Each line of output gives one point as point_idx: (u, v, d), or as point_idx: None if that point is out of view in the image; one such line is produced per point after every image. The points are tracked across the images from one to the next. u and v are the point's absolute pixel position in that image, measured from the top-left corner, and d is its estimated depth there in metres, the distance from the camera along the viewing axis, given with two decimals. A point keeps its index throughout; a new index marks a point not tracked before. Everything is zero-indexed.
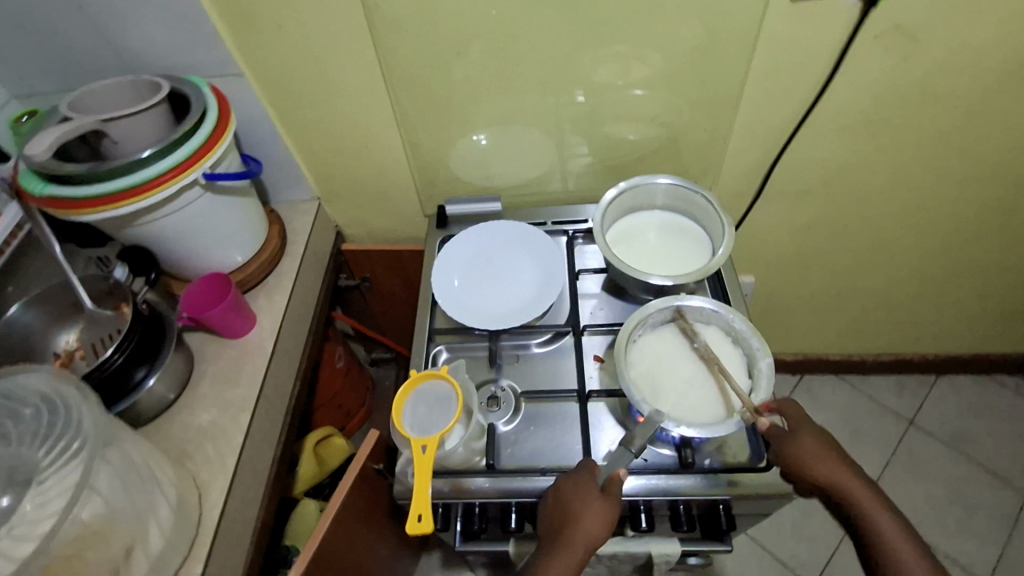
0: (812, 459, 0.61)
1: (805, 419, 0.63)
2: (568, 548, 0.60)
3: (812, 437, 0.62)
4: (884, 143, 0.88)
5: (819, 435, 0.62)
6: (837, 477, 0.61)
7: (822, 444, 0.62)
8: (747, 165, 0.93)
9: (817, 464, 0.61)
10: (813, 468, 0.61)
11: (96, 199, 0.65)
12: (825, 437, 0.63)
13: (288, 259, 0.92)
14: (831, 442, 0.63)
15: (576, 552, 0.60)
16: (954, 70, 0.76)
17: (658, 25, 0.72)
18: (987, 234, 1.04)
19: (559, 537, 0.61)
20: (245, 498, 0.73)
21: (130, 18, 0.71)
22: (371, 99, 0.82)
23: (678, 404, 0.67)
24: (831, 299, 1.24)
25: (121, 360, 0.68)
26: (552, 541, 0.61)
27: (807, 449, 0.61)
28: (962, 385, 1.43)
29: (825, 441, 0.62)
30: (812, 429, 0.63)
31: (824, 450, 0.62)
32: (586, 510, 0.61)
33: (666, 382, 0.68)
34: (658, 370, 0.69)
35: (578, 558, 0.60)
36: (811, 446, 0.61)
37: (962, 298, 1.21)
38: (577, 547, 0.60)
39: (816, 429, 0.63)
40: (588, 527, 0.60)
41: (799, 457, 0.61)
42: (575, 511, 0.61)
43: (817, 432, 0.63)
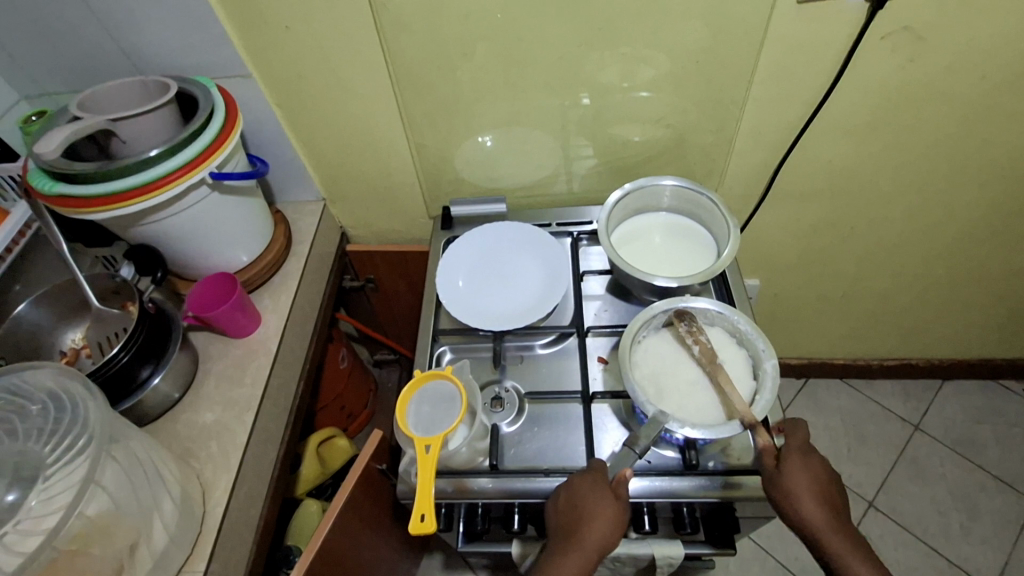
0: (801, 494, 0.60)
1: (801, 454, 0.62)
2: (576, 551, 0.60)
3: (807, 471, 0.61)
4: (892, 142, 0.87)
5: (814, 473, 0.61)
6: (819, 519, 0.59)
7: (815, 481, 0.61)
8: (754, 167, 0.92)
9: (806, 498, 0.59)
10: (800, 502, 0.59)
11: (105, 198, 0.66)
12: (820, 476, 0.61)
13: (292, 258, 0.93)
14: (824, 482, 0.61)
15: (584, 555, 0.60)
16: (963, 72, 0.76)
17: (665, 26, 0.72)
18: (995, 237, 1.04)
19: (567, 540, 0.61)
20: (249, 496, 0.73)
21: (141, 18, 0.72)
22: (380, 102, 0.83)
23: (684, 405, 0.67)
24: (836, 302, 1.23)
25: (126, 358, 0.68)
26: (559, 544, 0.61)
27: (797, 482, 0.60)
28: (967, 390, 1.42)
29: (818, 478, 0.61)
30: (807, 463, 0.62)
31: (814, 487, 0.60)
32: (593, 514, 0.60)
33: (671, 383, 0.68)
34: (664, 371, 0.69)
35: (585, 562, 0.60)
36: (802, 482, 0.60)
37: (967, 304, 1.21)
38: (585, 549, 0.60)
39: (813, 466, 0.62)
40: (596, 530, 0.60)
41: (789, 487, 0.60)
42: (583, 514, 0.61)
43: (813, 467, 0.62)
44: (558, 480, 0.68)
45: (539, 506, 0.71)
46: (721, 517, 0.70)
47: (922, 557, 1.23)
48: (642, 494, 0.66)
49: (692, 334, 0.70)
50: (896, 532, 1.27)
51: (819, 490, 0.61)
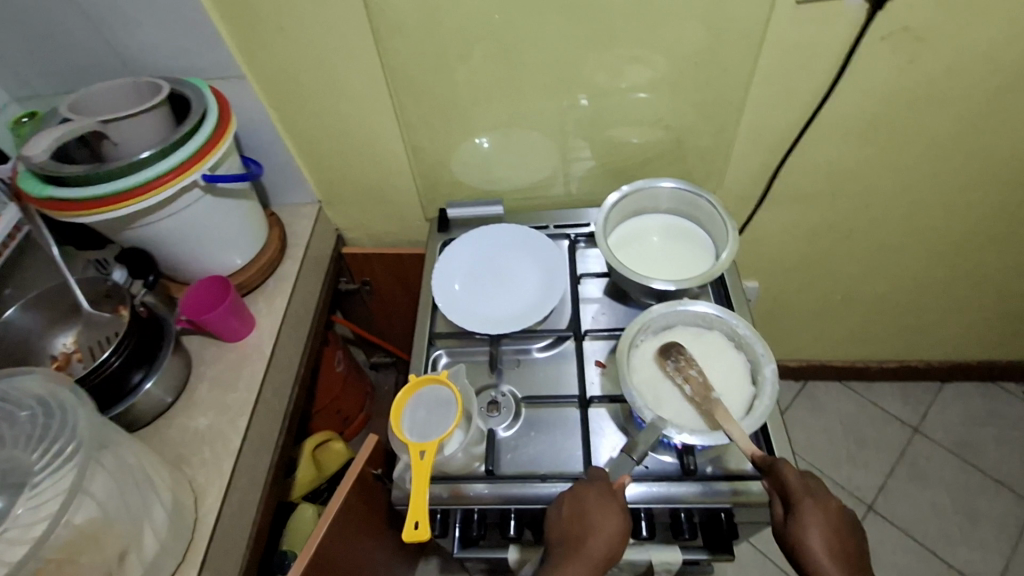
0: (808, 531, 0.56)
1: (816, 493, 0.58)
2: (578, 561, 0.58)
3: (819, 511, 0.57)
4: (892, 144, 0.86)
5: (826, 510, 0.57)
6: (829, 561, 0.55)
7: (828, 523, 0.57)
8: (752, 169, 0.92)
9: (814, 538, 0.56)
10: (805, 538, 0.56)
11: (95, 201, 0.65)
12: (833, 515, 0.57)
13: (287, 261, 0.92)
14: (837, 522, 0.57)
15: (585, 567, 0.58)
16: (963, 73, 0.76)
17: (663, 27, 0.71)
18: (994, 239, 1.03)
19: (570, 550, 0.59)
20: (242, 502, 0.72)
21: (134, 19, 0.71)
22: (376, 104, 0.82)
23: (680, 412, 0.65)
24: (834, 304, 1.22)
25: (118, 362, 0.68)
26: (561, 555, 0.59)
27: (805, 521, 0.56)
28: (966, 392, 1.42)
29: (832, 521, 0.57)
30: (822, 503, 0.58)
31: (825, 526, 0.56)
32: (600, 524, 0.60)
33: (669, 389, 0.67)
34: (663, 377, 0.68)
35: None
36: (810, 518, 0.57)
37: (965, 306, 1.20)
38: (586, 561, 0.58)
39: (825, 503, 0.58)
40: (601, 539, 0.59)
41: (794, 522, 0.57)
42: (589, 524, 0.60)
43: (828, 509, 0.57)
44: (555, 486, 0.68)
45: (537, 512, 0.70)
46: (720, 522, 0.70)
47: (921, 560, 1.23)
48: (639, 500, 0.66)
49: (681, 371, 0.67)
50: (895, 535, 1.26)
51: (830, 528, 0.57)
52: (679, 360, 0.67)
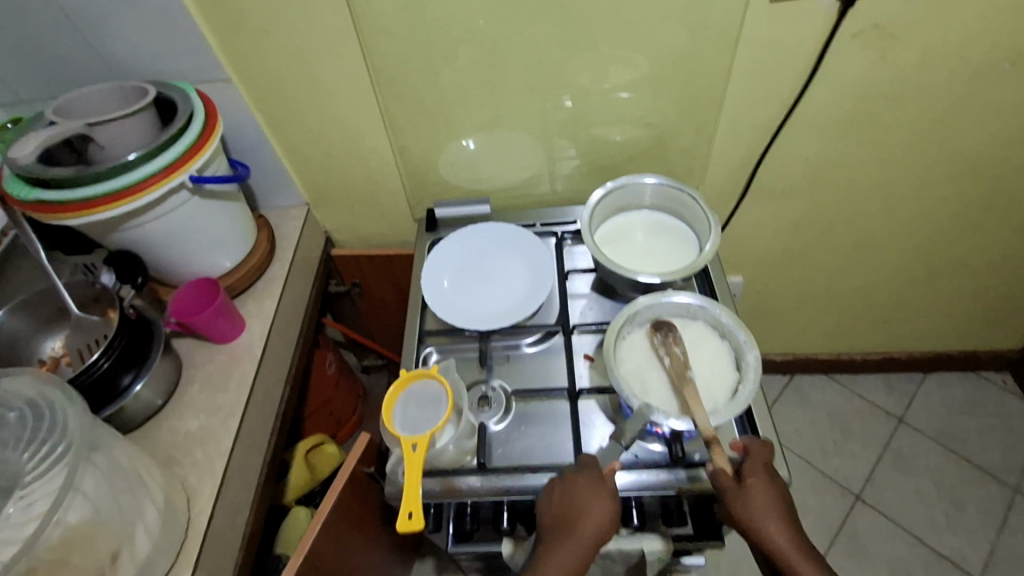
0: (762, 516, 0.58)
1: (764, 472, 0.61)
2: (570, 544, 0.60)
3: (767, 492, 0.59)
4: (867, 138, 0.89)
5: (773, 492, 0.60)
6: (782, 541, 0.58)
7: (776, 501, 0.59)
8: (734, 165, 0.94)
9: (767, 518, 0.58)
10: (759, 523, 0.58)
11: (83, 203, 0.65)
12: (779, 495, 0.60)
13: (276, 263, 0.92)
14: (783, 501, 0.60)
15: (577, 550, 0.60)
16: (932, 68, 0.78)
17: (642, 27, 0.73)
18: (969, 230, 1.06)
19: (562, 534, 0.60)
20: (235, 502, 0.72)
21: (119, 24, 0.72)
22: (362, 106, 0.83)
23: (654, 391, 0.67)
24: (817, 297, 1.25)
25: (107, 364, 0.68)
26: (552, 539, 0.61)
27: (757, 504, 0.58)
28: (949, 381, 1.45)
29: (779, 498, 0.60)
30: (770, 485, 0.60)
31: (775, 508, 0.59)
32: (591, 508, 0.61)
33: (654, 374, 0.68)
34: (650, 361, 0.69)
35: (578, 557, 0.60)
36: (762, 502, 0.58)
37: (945, 297, 1.23)
38: (579, 543, 0.60)
39: (773, 484, 0.60)
40: (592, 523, 0.60)
41: (749, 508, 0.58)
42: (579, 509, 0.61)
43: (774, 486, 0.60)
44: (546, 477, 0.69)
45: (529, 504, 0.71)
46: (709, 508, 0.71)
47: (909, 547, 1.25)
48: (629, 489, 0.67)
49: (665, 346, 0.69)
50: (883, 524, 1.28)
51: (779, 508, 0.59)
52: (667, 340, 0.69)
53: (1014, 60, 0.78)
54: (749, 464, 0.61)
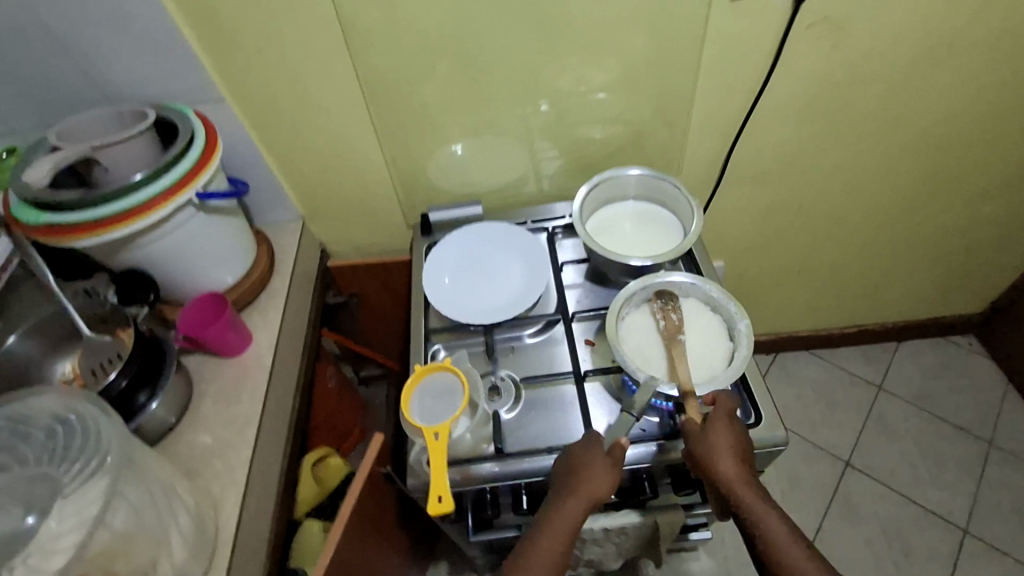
0: (720, 453, 0.63)
1: (727, 420, 0.65)
2: (573, 501, 0.64)
3: (727, 435, 0.64)
4: (827, 123, 0.96)
5: (734, 436, 0.65)
6: (736, 478, 0.62)
7: (734, 444, 0.64)
8: (708, 154, 0.99)
9: (725, 462, 0.62)
10: (717, 460, 0.62)
11: (93, 224, 0.67)
12: (738, 440, 0.65)
13: (277, 276, 0.94)
14: (741, 445, 0.65)
15: (579, 506, 0.64)
16: (880, 55, 0.85)
17: (615, 29, 0.78)
18: (927, 202, 1.13)
19: (565, 492, 0.65)
20: (259, 509, 0.73)
21: (113, 51, 0.74)
22: (353, 118, 0.86)
23: (649, 352, 0.73)
24: (793, 276, 1.31)
25: (124, 383, 0.69)
26: (558, 497, 0.65)
27: (718, 450, 0.63)
28: (920, 348, 1.53)
29: (739, 445, 0.64)
30: (731, 430, 0.65)
31: (733, 448, 0.64)
32: (593, 469, 0.65)
33: (652, 344, 0.73)
34: (649, 324, 0.75)
35: (581, 513, 0.64)
36: (722, 442, 0.63)
37: (909, 267, 1.31)
38: (581, 500, 0.64)
39: (734, 429, 0.65)
40: (594, 482, 0.64)
41: (710, 447, 0.63)
42: (582, 470, 0.65)
43: (734, 432, 0.65)
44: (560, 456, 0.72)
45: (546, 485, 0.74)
46: None
47: (898, 507, 1.32)
48: (640, 458, 0.70)
49: (662, 311, 0.75)
50: (872, 487, 1.35)
51: (737, 450, 0.64)
52: (664, 305, 0.75)
53: (949, 44, 0.84)
54: (714, 414, 0.66)
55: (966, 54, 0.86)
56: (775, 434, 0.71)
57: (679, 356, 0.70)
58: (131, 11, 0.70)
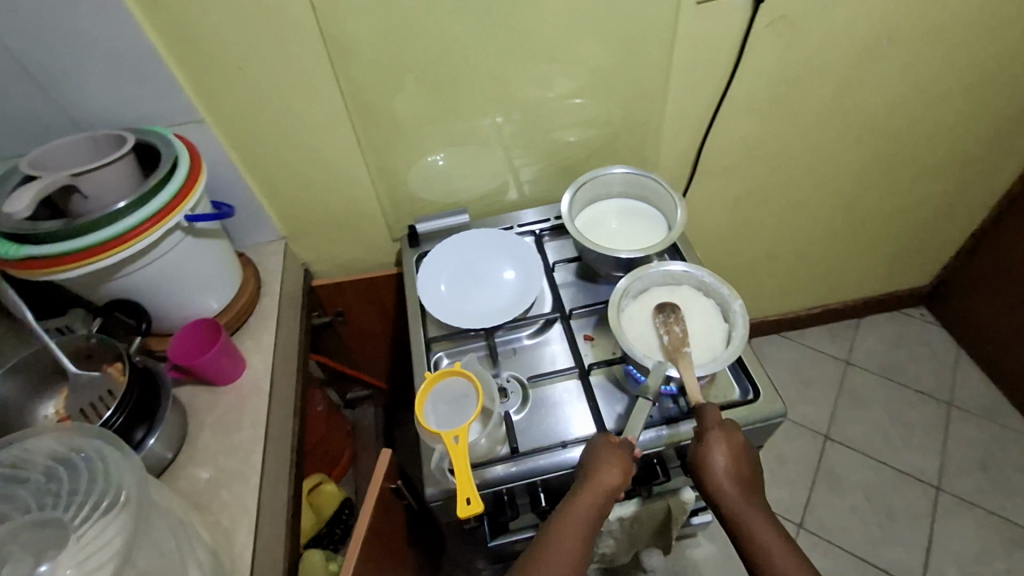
0: (711, 466, 0.65)
1: (722, 434, 0.66)
2: (589, 492, 0.64)
3: (722, 448, 0.65)
4: (786, 115, 1.02)
5: (730, 449, 0.65)
6: (728, 492, 0.64)
7: (728, 456, 0.65)
8: (681, 150, 1.04)
9: (720, 467, 0.65)
10: (709, 473, 0.65)
11: (75, 254, 0.64)
12: (735, 452, 0.65)
13: (265, 299, 0.92)
14: (739, 458, 0.65)
15: (597, 497, 0.64)
16: (830, 49, 0.92)
17: (591, 34, 0.81)
18: (877, 185, 1.22)
19: (581, 484, 0.65)
20: (271, 537, 0.71)
21: (85, 75, 0.71)
22: (336, 133, 0.86)
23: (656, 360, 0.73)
24: (762, 263, 1.38)
25: (121, 420, 0.65)
26: (573, 492, 0.65)
27: (714, 453, 0.65)
28: (879, 322, 1.63)
29: (737, 453, 0.66)
30: (727, 443, 0.66)
31: (727, 461, 0.65)
32: (608, 459, 0.66)
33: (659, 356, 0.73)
34: (656, 342, 0.75)
35: (597, 507, 0.64)
36: (715, 456, 0.65)
37: (866, 247, 1.40)
38: (598, 491, 0.64)
39: (730, 442, 0.66)
40: (611, 472, 0.65)
41: (701, 459, 0.66)
42: (598, 459, 0.66)
43: (730, 445, 0.66)
44: (575, 450, 0.73)
45: (562, 481, 0.75)
46: None
47: (877, 472, 1.40)
48: (653, 443, 0.73)
49: (665, 326, 0.74)
50: (852, 457, 1.42)
51: (732, 463, 0.65)
52: (666, 321, 0.75)
53: (890, 37, 0.92)
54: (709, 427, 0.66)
55: (905, 46, 0.94)
56: (774, 407, 0.74)
57: (687, 367, 0.70)
58: (105, 34, 0.68)
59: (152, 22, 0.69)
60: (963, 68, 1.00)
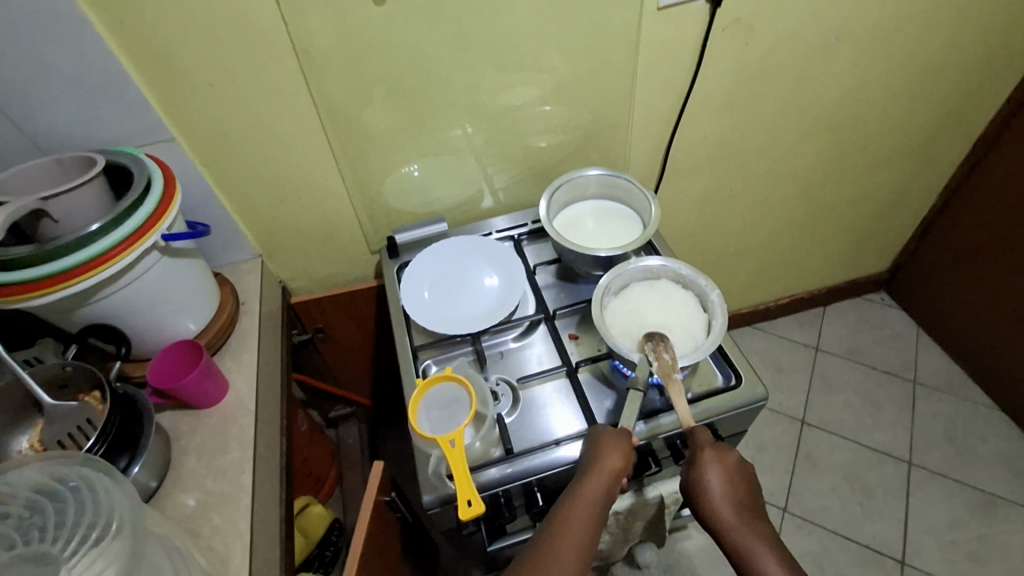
0: (705, 490, 0.64)
1: (715, 456, 0.66)
2: (595, 477, 0.65)
3: (716, 471, 0.65)
4: (746, 114, 1.07)
5: (724, 470, 0.65)
6: (726, 515, 0.63)
7: (725, 480, 0.65)
8: (649, 151, 1.07)
9: (715, 487, 0.64)
10: (706, 497, 0.64)
11: (48, 279, 0.62)
12: (730, 474, 0.65)
13: (244, 318, 0.90)
14: (734, 479, 0.65)
15: (603, 481, 0.65)
16: (782, 49, 0.97)
17: (556, 40, 0.84)
18: (834, 176, 1.28)
19: (586, 469, 0.66)
20: (266, 558, 0.69)
21: (50, 98, 0.69)
22: (311, 146, 0.86)
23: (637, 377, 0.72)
24: (731, 257, 1.44)
25: (102, 450, 0.63)
26: (578, 480, 0.66)
27: (710, 476, 0.65)
28: (843, 308, 1.71)
29: (733, 475, 0.65)
30: (720, 464, 0.65)
31: (722, 483, 0.64)
32: (611, 444, 0.67)
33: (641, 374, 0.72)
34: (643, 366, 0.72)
35: (603, 491, 0.65)
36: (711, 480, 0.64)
37: (827, 236, 1.47)
38: (603, 475, 0.65)
39: (724, 463, 0.65)
40: (614, 456, 0.66)
41: (696, 482, 0.65)
42: (601, 443, 0.68)
43: (724, 467, 0.65)
44: (568, 446, 0.74)
45: (557, 479, 0.75)
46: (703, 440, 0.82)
47: (852, 452, 1.45)
48: (646, 434, 0.74)
49: (656, 351, 0.72)
50: (828, 439, 1.48)
51: (728, 486, 0.65)
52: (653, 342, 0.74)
53: (836, 36, 0.98)
54: (702, 449, 0.66)
55: (851, 44, 1.00)
56: (756, 391, 0.77)
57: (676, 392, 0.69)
58: (70, 55, 0.67)
59: (119, 43, 0.68)
60: (904, 64, 1.07)
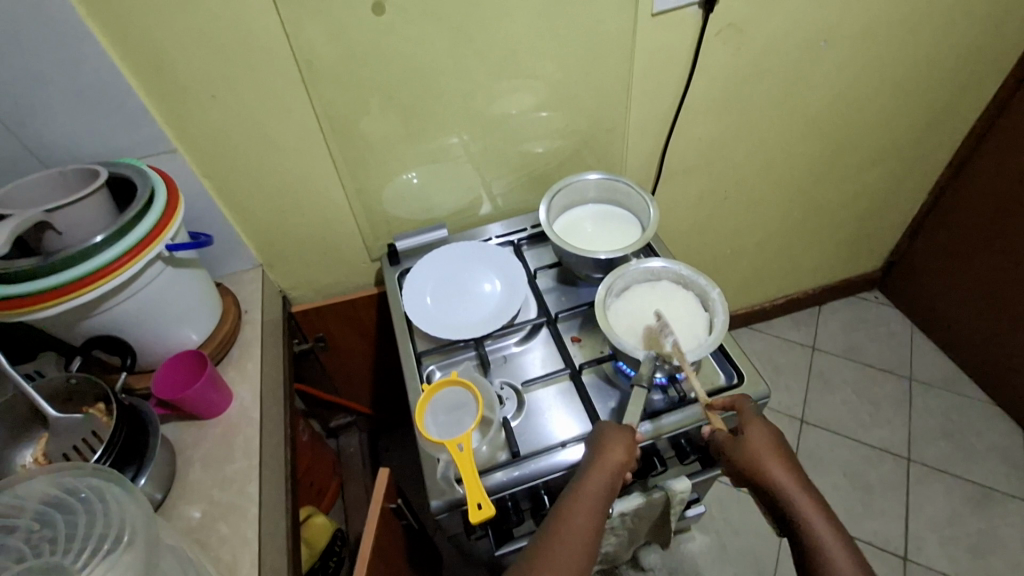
0: (756, 450, 0.66)
1: (760, 422, 0.68)
2: (598, 471, 0.66)
3: (763, 436, 0.67)
4: (739, 117, 1.09)
5: (770, 436, 0.67)
6: (777, 474, 0.64)
7: (773, 445, 0.66)
8: (646, 155, 1.09)
9: (765, 449, 0.66)
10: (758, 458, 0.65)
11: (52, 291, 0.62)
12: (776, 440, 0.67)
13: (247, 328, 0.90)
14: (779, 445, 0.67)
15: (605, 474, 0.65)
16: (773, 53, 0.99)
17: (553, 47, 0.85)
18: (827, 176, 1.30)
19: (589, 463, 0.67)
20: (274, 568, 0.69)
21: (52, 112, 0.70)
22: (312, 155, 0.86)
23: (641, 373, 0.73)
24: (728, 259, 1.45)
25: (110, 461, 0.62)
26: (582, 472, 0.66)
27: (757, 444, 0.66)
28: (838, 308, 1.73)
29: (778, 441, 0.67)
30: (766, 431, 0.67)
31: (771, 446, 0.66)
32: (614, 439, 0.68)
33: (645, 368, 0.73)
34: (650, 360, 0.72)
35: (606, 484, 0.65)
36: (761, 444, 0.66)
37: (821, 236, 1.48)
38: (605, 470, 0.66)
39: (769, 431, 0.67)
40: (617, 450, 0.67)
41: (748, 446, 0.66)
42: (603, 439, 0.68)
43: (770, 434, 0.67)
44: (574, 449, 0.74)
45: (563, 482, 0.75)
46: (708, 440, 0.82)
47: (852, 450, 1.46)
48: (652, 434, 0.75)
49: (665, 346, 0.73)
50: (827, 437, 1.49)
51: (776, 449, 0.66)
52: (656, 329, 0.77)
53: (826, 39, 1.00)
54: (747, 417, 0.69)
55: (839, 47, 1.02)
56: (758, 389, 0.78)
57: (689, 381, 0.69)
58: (73, 69, 0.67)
59: (122, 56, 0.69)
60: (892, 65, 1.09)
